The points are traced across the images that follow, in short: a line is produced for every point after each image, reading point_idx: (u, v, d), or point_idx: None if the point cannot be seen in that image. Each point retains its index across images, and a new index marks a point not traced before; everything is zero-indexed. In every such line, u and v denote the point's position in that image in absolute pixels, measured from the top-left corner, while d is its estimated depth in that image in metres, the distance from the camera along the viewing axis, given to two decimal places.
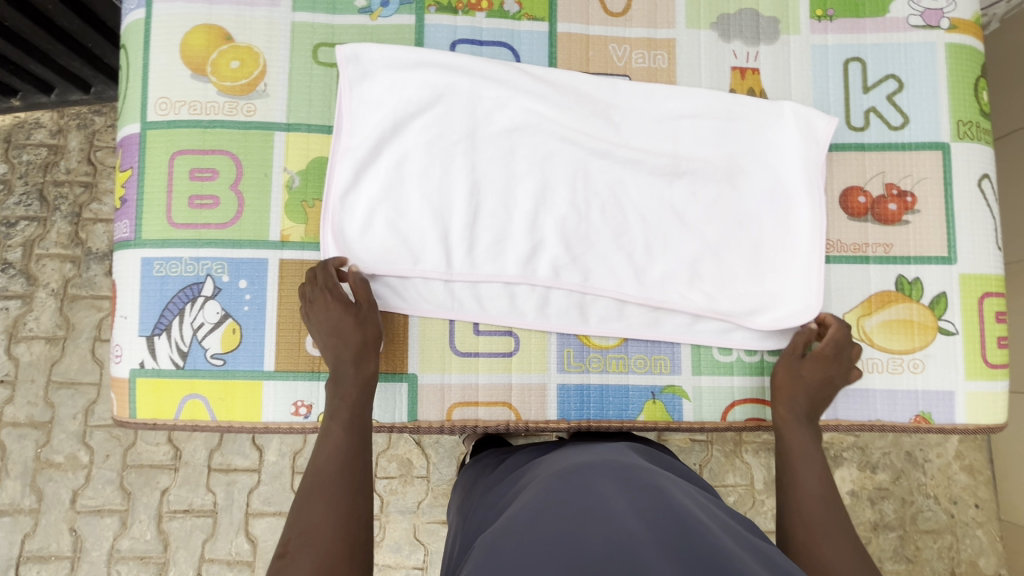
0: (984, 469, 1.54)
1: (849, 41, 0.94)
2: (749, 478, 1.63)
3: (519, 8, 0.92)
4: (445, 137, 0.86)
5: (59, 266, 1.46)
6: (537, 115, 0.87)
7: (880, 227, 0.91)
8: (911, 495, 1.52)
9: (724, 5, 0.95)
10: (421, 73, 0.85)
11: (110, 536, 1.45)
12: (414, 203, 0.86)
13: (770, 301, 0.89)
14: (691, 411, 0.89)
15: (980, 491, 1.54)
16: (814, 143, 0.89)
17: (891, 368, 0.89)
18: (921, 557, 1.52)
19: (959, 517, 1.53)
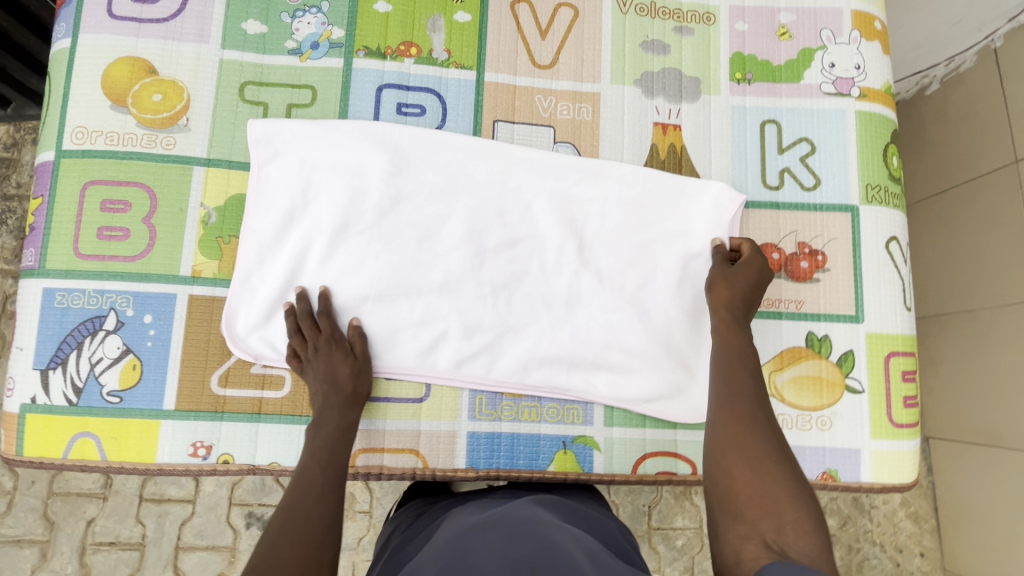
0: (930, 517, 1.51)
1: (766, 103, 0.98)
2: (698, 521, 1.61)
3: (447, 56, 0.94)
4: (354, 212, 0.87)
5: (0, 282, 1.42)
6: (454, 173, 0.91)
7: (792, 284, 0.93)
8: (858, 543, 1.50)
9: (648, 63, 0.98)
10: (333, 152, 0.88)
11: (28, 569, 1.37)
12: (317, 279, 0.86)
13: (682, 373, 0.90)
14: (602, 463, 0.88)
15: (925, 540, 1.51)
16: (724, 212, 0.93)
17: (799, 425, 0.90)
18: None
19: (905, 566, 1.50)
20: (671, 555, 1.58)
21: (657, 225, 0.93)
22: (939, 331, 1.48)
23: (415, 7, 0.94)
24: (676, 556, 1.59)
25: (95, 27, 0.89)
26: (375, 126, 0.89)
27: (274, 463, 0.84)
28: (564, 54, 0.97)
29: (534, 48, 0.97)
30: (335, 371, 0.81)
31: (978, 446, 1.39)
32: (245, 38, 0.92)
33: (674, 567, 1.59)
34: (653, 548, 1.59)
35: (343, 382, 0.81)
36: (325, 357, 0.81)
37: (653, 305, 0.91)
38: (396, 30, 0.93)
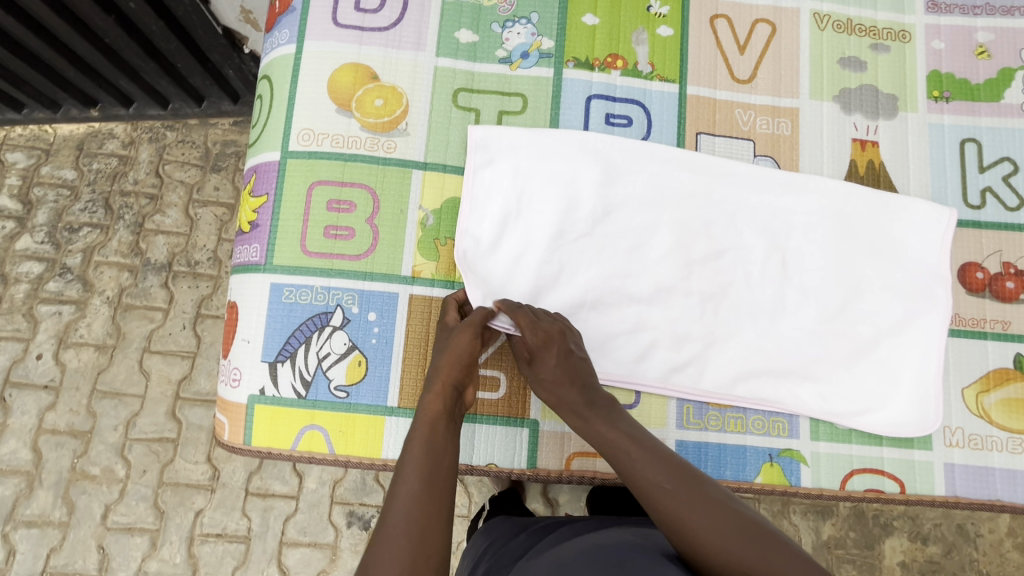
0: None
1: (965, 122, 0.98)
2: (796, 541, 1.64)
3: (651, 68, 0.96)
4: (569, 220, 0.89)
5: (116, 274, 1.48)
6: (664, 181, 0.91)
7: (998, 304, 0.92)
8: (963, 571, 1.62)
9: (845, 79, 0.98)
10: (548, 160, 0.89)
11: (138, 557, 1.36)
12: (535, 283, 0.87)
13: (889, 392, 0.89)
14: (809, 477, 0.88)
15: None
16: (930, 228, 0.91)
17: (1011, 448, 0.88)
18: None
19: None
20: None
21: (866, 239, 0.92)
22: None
23: (620, 20, 0.96)
24: None
25: (321, 34, 0.93)
26: (590, 135, 0.90)
27: (491, 464, 0.85)
28: (762, 69, 0.98)
29: (734, 62, 0.98)
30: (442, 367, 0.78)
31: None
32: (458, 46, 0.95)
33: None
34: None
35: (446, 374, 0.77)
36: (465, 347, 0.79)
37: (861, 321, 0.90)
38: (603, 42, 0.96)
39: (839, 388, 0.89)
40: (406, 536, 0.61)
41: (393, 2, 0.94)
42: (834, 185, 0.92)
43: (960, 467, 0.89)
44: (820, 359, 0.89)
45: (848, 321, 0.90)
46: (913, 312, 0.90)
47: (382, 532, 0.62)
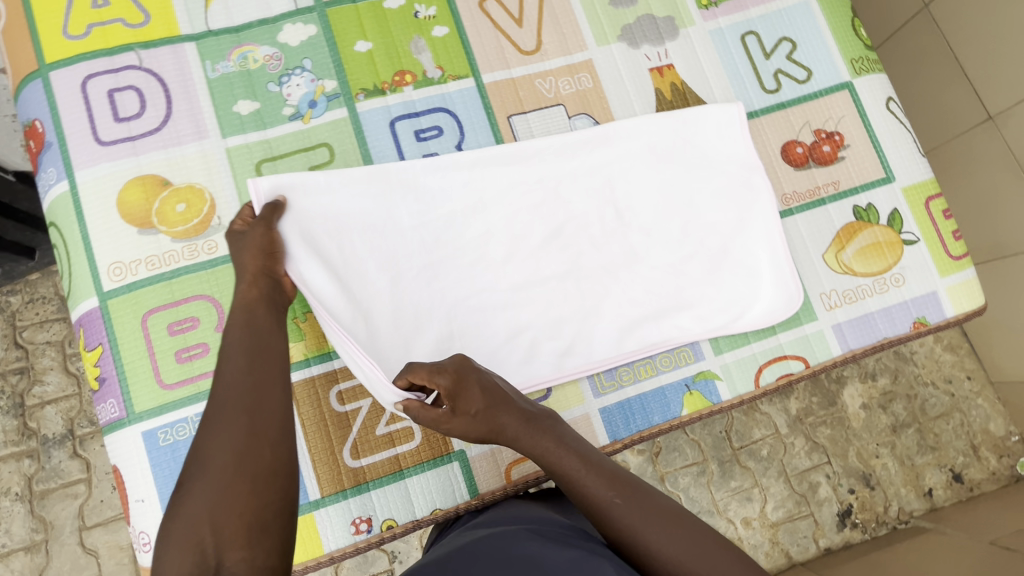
0: (961, 344, 1.90)
1: (738, 19, 1.03)
2: (773, 426, 1.78)
3: (441, 72, 0.95)
4: (398, 256, 0.87)
5: (16, 465, 1.29)
6: (495, 176, 0.92)
7: (823, 169, 1.00)
8: (913, 389, 1.83)
9: (623, 16, 1.02)
10: (354, 202, 0.87)
11: None
12: (401, 332, 0.85)
13: (754, 286, 0.95)
14: (726, 389, 0.92)
15: (967, 364, 1.87)
16: (733, 127, 0.97)
17: (878, 290, 0.97)
18: (942, 442, 1.81)
19: (958, 394, 1.85)
20: (764, 464, 1.73)
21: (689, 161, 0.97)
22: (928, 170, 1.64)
23: (393, 37, 0.95)
24: (768, 465, 1.74)
25: (90, 160, 0.85)
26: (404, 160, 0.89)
27: (436, 509, 0.83)
28: (545, 34, 0.99)
29: (516, 38, 0.99)
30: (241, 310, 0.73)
31: (988, 263, 1.54)
32: (242, 119, 0.90)
33: (770, 476, 1.74)
34: (745, 465, 1.73)
35: (245, 316, 0.72)
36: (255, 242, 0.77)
37: (714, 234, 0.95)
38: (385, 63, 0.94)
39: (719, 301, 0.94)
40: (212, 490, 0.60)
41: (154, 100, 0.88)
42: (644, 121, 0.96)
43: (846, 323, 0.96)
44: (693, 282, 0.94)
45: (704, 238, 0.95)
46: (750, 207, 0.96)
47: (182, 505, 0.60)
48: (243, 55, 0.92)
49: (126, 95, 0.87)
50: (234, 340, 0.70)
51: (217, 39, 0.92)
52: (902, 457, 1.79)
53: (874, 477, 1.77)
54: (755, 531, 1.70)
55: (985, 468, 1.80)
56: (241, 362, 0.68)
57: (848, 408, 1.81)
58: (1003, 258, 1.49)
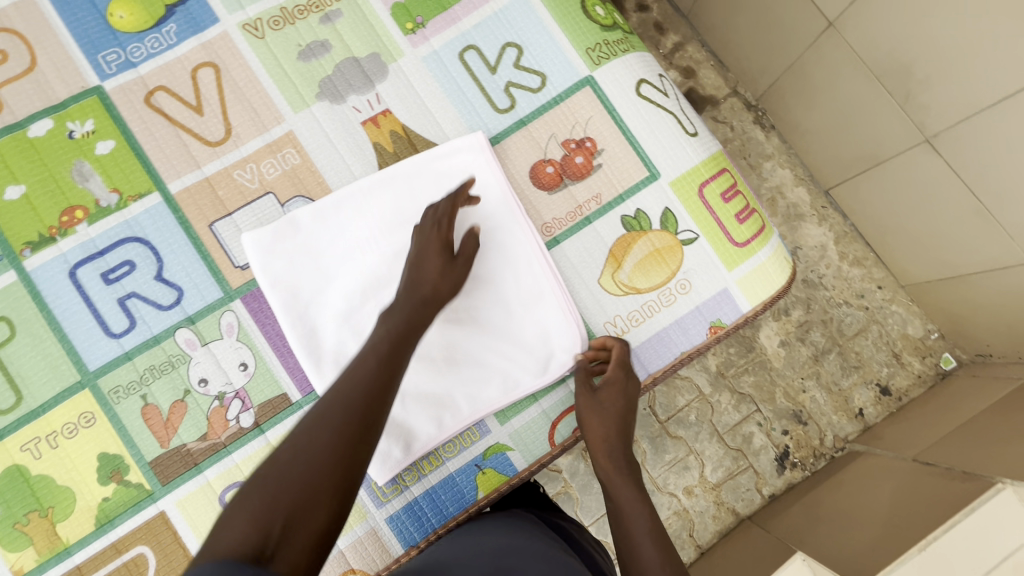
0: (867, 254, 1.53)
1: (452, 35, 0.90)
2: (696, 389, 1.49)
3: (118, 194, 0.83)
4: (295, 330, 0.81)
5: None
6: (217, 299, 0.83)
7: (580, 184, 0.89)
8: (828, 313, 1.51)
9: (318, 69, 0.88)
10: (60, 375, 0.79)
11: None
12: None
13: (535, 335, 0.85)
14: (521, 458, 0.85)
15: (875, 274, 1.53)
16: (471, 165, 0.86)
17: (666, 302, 0.88)
18: (865, 359, 1.50)
19: (872, 306, 1.52)
20: (693, 432, 1.46)
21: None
22: (780, 97, 1.50)
23: (49, 169, 0.82)
24: (698, 430, 1.46)
25: None
26: (100, 315, 0.80)
27: None
28: (232, 115, 0.86)
29: (199, 128, 0.86)
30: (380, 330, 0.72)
31: (863, 173, 1.39)
32: None
33: (703, 439, 1.47)
34: (675, 437, 1.46)
35: (385, 351, 0.69)
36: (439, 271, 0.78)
37: (481, 289, 0.84)
38: (47, 204, 0.81)
39: (506, 361, 0.84)
40: (328, 431, 0.58)
41: None
42: (367, 186, 0.84)
43: (639, 347, 0.88)
44: (466, 346, 0.83)
45: (470, 298, 0.84)
46: (509, 252, 0.85)
47: (252, 495, 0.53)
48: None
49: None
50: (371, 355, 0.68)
51: None
52: (829, 386, 1.49)
53: (806, 413, 1.48)
54: (699, 499, 1.44)
55: (913, 375, 1.50)
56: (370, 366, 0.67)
57: (767, 350, 1.51)
58: (879, 164, 1.34)
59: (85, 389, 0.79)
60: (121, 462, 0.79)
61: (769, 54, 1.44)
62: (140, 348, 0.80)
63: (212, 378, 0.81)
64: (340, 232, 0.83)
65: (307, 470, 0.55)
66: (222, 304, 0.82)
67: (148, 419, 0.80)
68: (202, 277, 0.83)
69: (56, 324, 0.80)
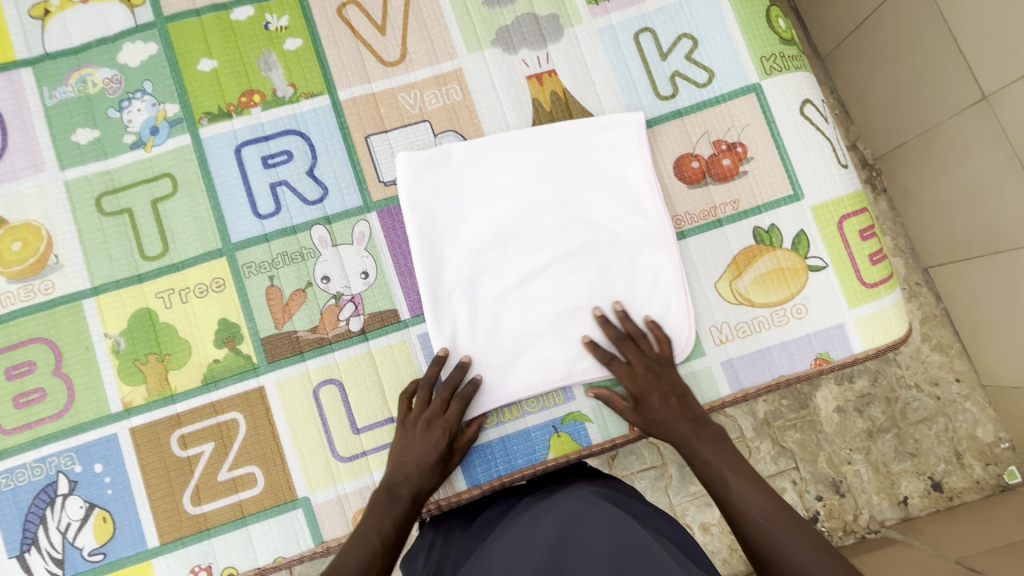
0: (953, 343, 1.44)
1: (632, 14, 0.92)
2: (739, 430, 1.41)
3: (293, 89, 0.88)
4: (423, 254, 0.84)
5: None
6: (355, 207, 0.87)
7: (722, 186, 0.89)
8: (894, 392, 1.42)
9: (499, 17, 0.91)
10: (205, 239, 0.85)
11: None
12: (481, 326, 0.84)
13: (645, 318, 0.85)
14: (598, 432, 0.86)
15: (956, 365, 1.44)
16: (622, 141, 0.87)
17: (777, 322, 0.87)
18: (923, 449, 1.41)
19: (945, 398, 1.43)
20: None
21: (572, 180, 0.86)
22: (901, 163, 1.41)
23: (240, 52, 0.88)
24: None
25: None
26: (252, 194, 0.86)
27: (278, 557, 0.81)
28: (410, 42, 0.90)
29: (378, 46, 0.90)
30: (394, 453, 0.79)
31: (971, 258, 1.32)
32: (81, 150, 0.86)
33: None
34: None
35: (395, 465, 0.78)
36: (433, 442, 0.78)
37: (603, 263, 0.86)
38: (231, 83, 0.87)
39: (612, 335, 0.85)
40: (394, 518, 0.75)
41: None
42: (517, 138, 0.86)
43: (738, 359, 0.87)
44: (575, 311, 0.85)
45: (589, 268, 0.85)
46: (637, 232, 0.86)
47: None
48: (82, 79, 0.86)
49: None
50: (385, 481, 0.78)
51: (54, 62, 0.87)
52: (877, 465, 1.40)
53: (846, 485, 1.39)
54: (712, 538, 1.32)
55: (971, 479, 1.41)
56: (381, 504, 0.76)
57: (821, 412, 1.42)
58: (998, 253, 1.25)
59: (223, 257, 0.85)
60: (237, 331, 0.84)
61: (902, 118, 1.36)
62: (278, 233, 0.85)
63: (334, 278, 0.85)
64: (480, 175, 0.86)
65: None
66: (359, 213, 0.87)
67: (270, 299, 0.84)
68: (347, 182, 0.87)
69: (213, 192, 0.86)
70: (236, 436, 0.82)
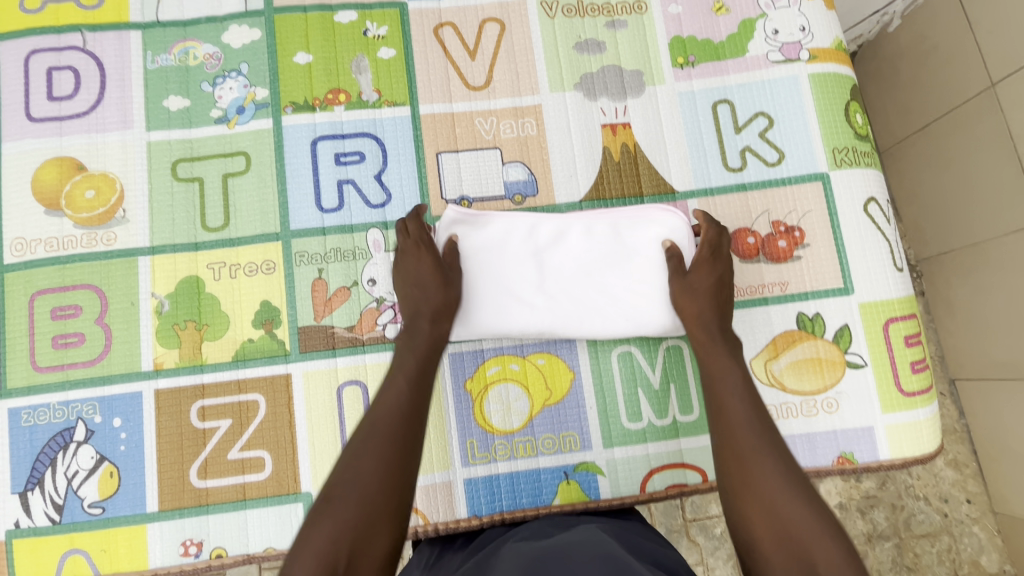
0: (970, 461, 1.38)
1: (714, 84, 0.94)
2: None
3: (378, 96, 0.91)
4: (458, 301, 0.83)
5: None
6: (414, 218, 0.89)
7: (773, 266, 0.89)
8: (901, 499, 1.36)
9: (585, 63, 0.94)
10: (265, 221, 0.87)
11: None
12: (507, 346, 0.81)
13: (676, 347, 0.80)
14: (608, 487, 0.85)
15: (969, 486, 1.37)
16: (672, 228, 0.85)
17: (807, 411, 0.86)
18: (921, 565, 1.34)
19: (953, 515, 1.36)
20: (713, 545, 1.31)
21: (605, 278, 0.86)
22: (946, 270, 1.38)
23: (336, 52, 0.92)
24: (718, 546, 1.32)
25: (17, 133, 0.87)
26: (317, 188, 0.88)
27: (268, 547, 0.80)
28: (497, 71, 0.93)
29: (466, 70, 0.93)
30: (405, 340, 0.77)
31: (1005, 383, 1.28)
32: (169, 115, 0.89)
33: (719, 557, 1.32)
34: (693, 541, 1.31)
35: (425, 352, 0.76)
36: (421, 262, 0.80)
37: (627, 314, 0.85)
38: (321, 79, 0.91)
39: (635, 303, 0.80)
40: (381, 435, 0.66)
41: (88, 84, 0.89)
42: (549, 233, 0.85)
43: None
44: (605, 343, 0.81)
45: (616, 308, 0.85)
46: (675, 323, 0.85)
47: (326, 516, 0.60)
48: (185, 51, 0.91)
49: (63, 75, 0.89)
50: (405, 368, 0.73)
51: (163, 30, 0.91)
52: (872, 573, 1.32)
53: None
54: None
55: None
56: (404, 394, 0.70)
57: None
58: None
59: (278, 242, 0.87)
60: (276, 316, 0.85)
61: (952, 227, 1.34)
62: (336, 229, 0.88)
63: (379, 282, 0.87)
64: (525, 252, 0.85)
65: (373, 499, 0.61)
66: None
67: (314, 291, 0.86)
68: (411, 194, 0.89)
69: (283, 179, 0.88)
70: (254, 417, 0.83)
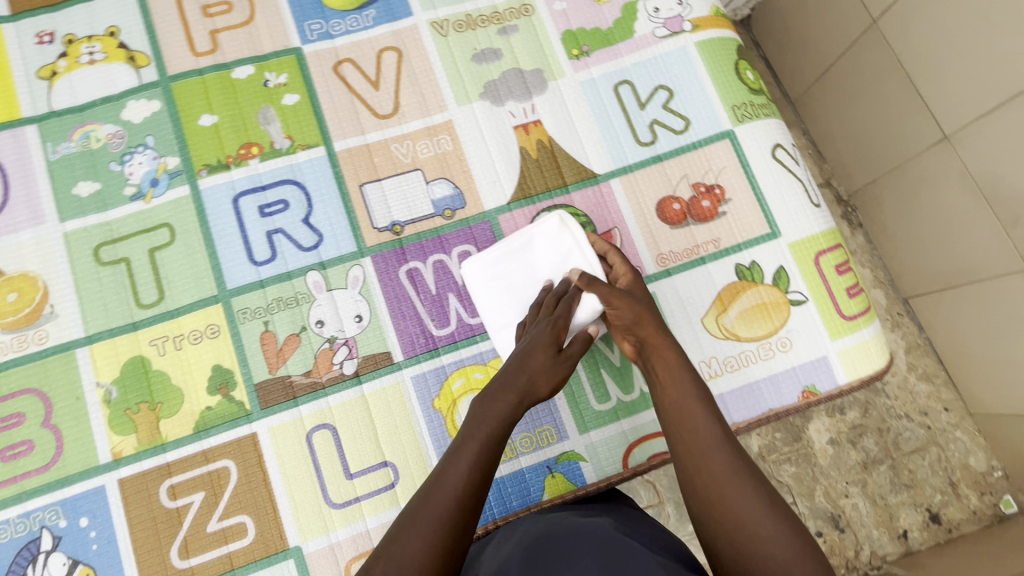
0: (938, 372, 1.43)
1: (611, 68, 0.98)
2: None
3: (290, 141, 0.92)
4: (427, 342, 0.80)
5: None
6: (352, 252, 0.89)
7: (702, 226, 0.93)
8: (886, 422, 1.40)
9: (486, 72, 0.97)
10: (201, 286, 0.86)
11: None
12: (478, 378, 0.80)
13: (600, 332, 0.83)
14: (593, 471, 0.86)
15: (944, 394, 1.42)
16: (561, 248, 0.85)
17: (763, 355, 0.89)
18: (918, 480, 1.37)
19: (935, 426, 1.40)
20: None
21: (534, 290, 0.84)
22: (875, 198, 1.45)
23: (240, 107, 0.92)
24: None
25: None
26: (247, 243, 0.88)
27: None
28: (403, 96, 0.95)
29: (372, 100, 0.95)
30: (476, 414, 0.67)
31: (951, 289, 1.34)
32: (81, 202, 0.88)
33: None
34: None
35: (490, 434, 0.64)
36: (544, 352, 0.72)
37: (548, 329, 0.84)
38: (230, 136, 0.91)
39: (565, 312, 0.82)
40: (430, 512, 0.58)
41: None
42: None
43: (728, 393, 0.88)
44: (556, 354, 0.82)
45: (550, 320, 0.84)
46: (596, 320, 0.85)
47: None
48: (86, 135, 0.90)
49: None
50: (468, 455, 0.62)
51: (59, 119, 0.90)
52: (874, 498, 1.35)
53: (845, 520, 1.34)
54: None
55: (968, 509, 1.36)
56: (471, 477, 0.61)
57: (814, 444, 1.38)
58: (973, 283, 1.28)
59: (218, 304, 0.86)
60: (230, 377, 0.84)
61: (871, 157, 1.42)
62: (274, 279, 0.87)
63: (328, 322, 0.87)
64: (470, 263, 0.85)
65: None
66: (354, 258, 0.89)
67: (264, 345, 0.85)
68: (343, 229, 0.90)
69: (211, 241, 0.88)
70: (227, 482, 0.81)
